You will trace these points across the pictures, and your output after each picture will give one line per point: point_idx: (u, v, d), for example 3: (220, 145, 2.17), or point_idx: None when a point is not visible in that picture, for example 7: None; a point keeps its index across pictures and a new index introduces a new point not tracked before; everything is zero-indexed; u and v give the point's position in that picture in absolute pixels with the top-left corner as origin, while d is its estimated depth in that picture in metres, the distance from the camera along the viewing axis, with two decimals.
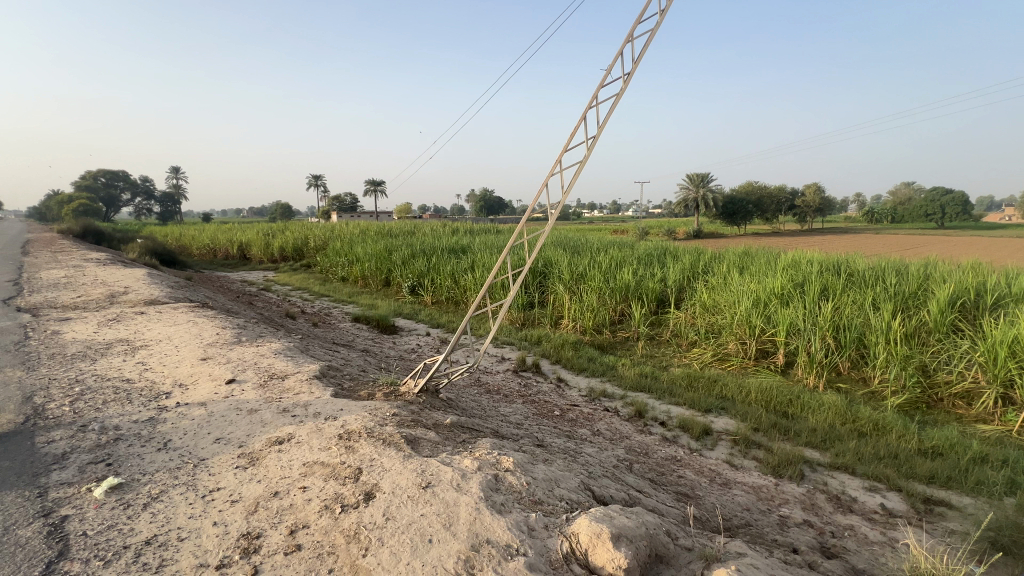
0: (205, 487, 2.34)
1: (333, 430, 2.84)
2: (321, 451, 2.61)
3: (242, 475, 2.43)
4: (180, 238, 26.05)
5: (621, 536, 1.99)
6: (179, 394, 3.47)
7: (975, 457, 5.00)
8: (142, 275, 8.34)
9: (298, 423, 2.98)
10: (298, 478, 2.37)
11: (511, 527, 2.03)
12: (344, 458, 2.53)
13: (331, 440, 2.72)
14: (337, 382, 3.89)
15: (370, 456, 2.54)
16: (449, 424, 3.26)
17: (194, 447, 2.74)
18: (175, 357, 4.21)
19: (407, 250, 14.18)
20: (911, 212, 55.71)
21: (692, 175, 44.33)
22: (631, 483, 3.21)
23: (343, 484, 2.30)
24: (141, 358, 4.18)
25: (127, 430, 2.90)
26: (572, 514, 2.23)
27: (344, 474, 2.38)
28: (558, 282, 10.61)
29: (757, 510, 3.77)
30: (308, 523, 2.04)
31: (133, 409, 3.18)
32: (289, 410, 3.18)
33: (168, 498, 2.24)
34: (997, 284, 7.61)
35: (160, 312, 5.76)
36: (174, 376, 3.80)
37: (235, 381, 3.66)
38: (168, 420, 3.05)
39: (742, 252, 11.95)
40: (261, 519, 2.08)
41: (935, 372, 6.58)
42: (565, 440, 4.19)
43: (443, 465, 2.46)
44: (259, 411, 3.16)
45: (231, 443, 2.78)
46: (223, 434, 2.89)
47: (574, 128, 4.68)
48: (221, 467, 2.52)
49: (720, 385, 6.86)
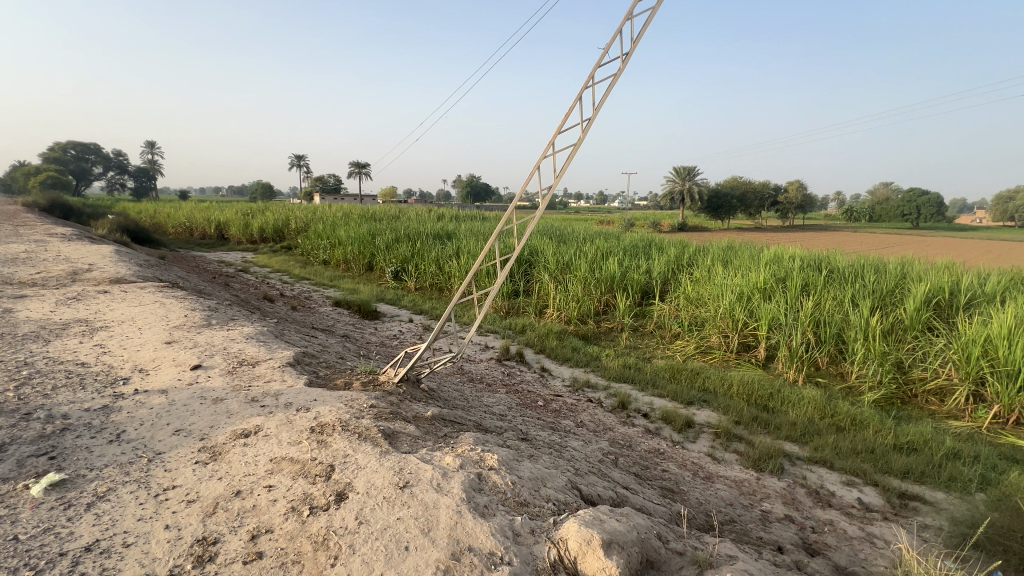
0: (160, 484, 2.17)
1: (305, 423, 2.69)
2: (291, 446, 2.46)
3: (201, 472, 2.27)
4: (154, 215, 25.11)
5: (612, 543, 1.90)
6: (139, 381, 3.25)
7: (949, 452, 5.10)
8: (110, 252, 7.94)
9: (267, 414, 2.81)
10: (263, 476, 2.22)
11: (495, 532, 1.92)
12: (316, 453, 2.39)
13: (302, 434, 2.56)
14: (312, 369, 3.72)
15: (344, 452, 2.39)
16: (430, 417, 3.13)
17: (150, 439, 2.55)
18: (138, 339, 3.96)
19: (391, 234, 13.88)
20: (888, 212, 57.07)
21: (678, 168, 44.50)
22: (617, 479, 3.13)
23: (312, 483, 2.16)
24: (100, 340, 3.92)
25: (77, 419, 2.69)
26: (560, 517, 2.12)
27: (315, 471, 2.24)
28: (544, 271, 10.50)
29: (740, 504, 3.76)
30: (271, 527, 1.90)
31: (85, 397, 2.96)
32: (257, 400, 3.00)
33: (116, 497, 2.07)
34: (972, 284, 7.75)
35: (125, 291, 5.45)
36: (134, 360, 3.57)
37: (201, 367, 3.46)
38: (124, 409, 2.85)
39: (727, 246, 12.00)
40: (219, 523, 1.92)
41: (911, 368, 6.70)
42: (549, 432, 4.11)
43: (423, 463, 2.33)
44: (224, 401, 2.98)
45: (192, 435, 2.60)
46: (184, 425, 2.70)
47: (568, 110, 4.45)
48: (179, 462, 2.35)
49: (702, 377, 6.87)
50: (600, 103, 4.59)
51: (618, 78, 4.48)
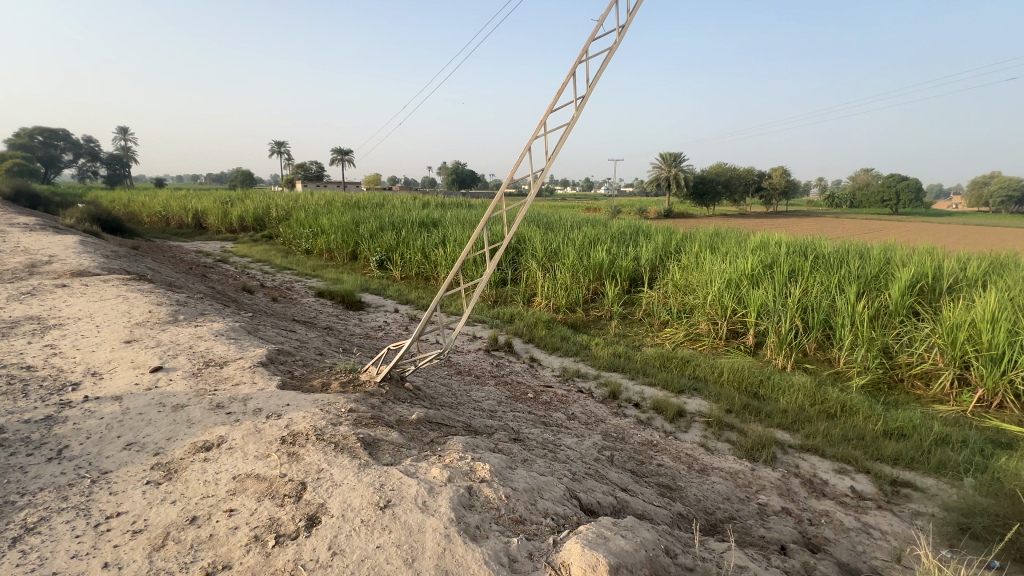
0: (102, 511, 1.95)
1: (275, 433, 2.48)
2: (258, 460, 2.26)
3: (153, 495, 2.05)
4: (128, 203, 24.17)
5: (619, 567, 1.75)
6: (90, 386, 3.00)
7: (937, 438, 5.09)
8: (73, 243, 7.51)
9: (232, 423, 2.59)
10: (223, 498, 2.02)
11: (489, 559, 1.74)
12: (285, 469, 2.19)
13: (271, 446, 2.36)
14: (286, 368, 3.49)
15: (318, 466, 2.20)
16: (414, 420, 2.94)
17: (96, 456, 2.32)
18: (94, 339, 3.68)
19: (375, 222, 13.51)
20: (868, 197, 57.98)
21: (665, 154, 44.48)
22: (615, 481, 2.99)
23: (280, 505, 1.96)
24: (51, 341, 3.63)
25: (14, 433, 2.44)
26: (560, 536, 1.96)
27: (284, 491, 2.04)
28: (531, 259, 10.30)
29: (737, 498, 3.66)
30: (229, 561, 1.70)
31: (27, 406, 2.70)
32: (222, 406, 2.78)
33: (48, 529, 1.84)
34: (954, 269, 7.78)
35: (86, 285, 5.11)
36: (88, 363, 3.30)
37: (162, 370, 3.21)
38: (70, 420, 2.60)
39: (713, 232, 11.94)
40: (168, 559, 1.71)
41: (897, 353, 6.70)
42: (540, 429, 3.96)
43: (406, 478, 2.15)
44: (185, 409, 2.74)
45: (146, 450, 2.38)
46: (138, 437, 2.48)
47: (561, 85, 4.22)
48: (128, 484, 2.13)
49: (692, 365, 6.79)
50: (593, 81, 4.36)
51: (613, 53, 4.26)
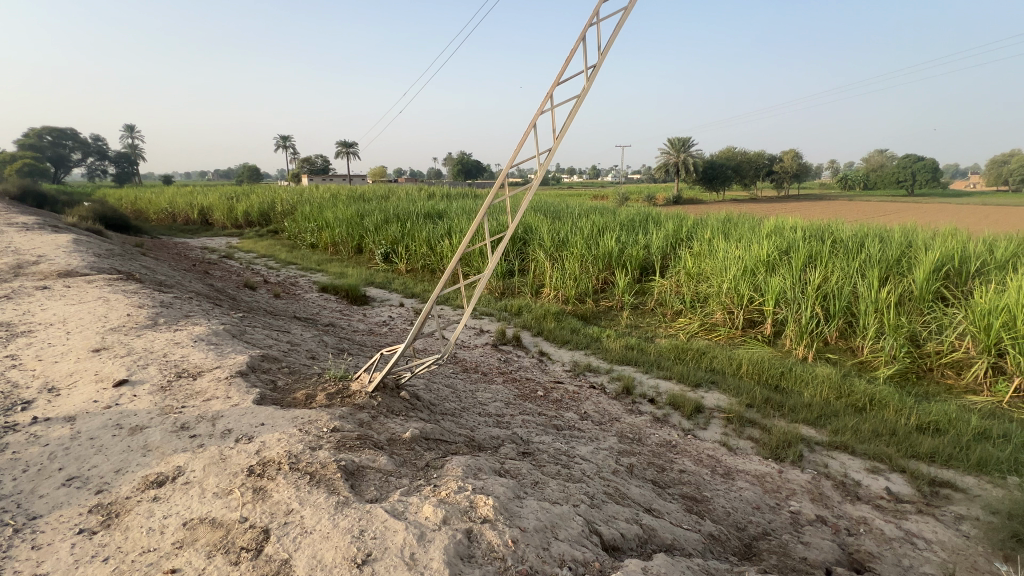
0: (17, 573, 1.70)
1: (241, 463, 2.24)
2: (216, 500, 2.01)
3: (86, 548, 1.81)
4: (135, 201, 24.13)
5: None
6: (44, 404, 2.77)
7: (976, 433, 4.71)
8: (67, 242, 7.31)
9: (195, 450, 2.35)
10: (167, 553, 1.77)
11: None
12: (249, 511, 1.95)
13: (235, 481, 2.12)
14: (269, 379, 3.23)
15: (287, 507, 1.96)
16: (408, 438, 2.66)
17: (28, 496, 2.08)
18: (61, 348, 3.45)
19: (379, 214, 13.24)
20: (883, 178, 56.51)
21: (673, 139, 43.60)
22: (637, 500, 2.71)
23: (234, 562, 1.71)
24: (14, 351, 3.40)
25: None
26: None
27: (242, 542, 1.80)
28: (539, 249, 9.97)
29: (767, 507, 3.38)
30: None
31: None
32: (187, 429, 2.53)
33: None
34: (982, 251, 7.32)
35: (69, 286, 4.90)
36: (46, 377, 3.06)
37: (126, 384, 2.97)
38: (11, 448, 2.37)
39: (725, 218, 11.53)
40: None
41: (925, 341, 6.30)
42: (551, 436, 3.68)
43: (392, 521, 1.89)
44: (144, 432, 2.50)
45: (88, 487, 2.14)
46: (82, 470, 2.24)
47: (569, 53, 3.75)
48: (59, 533, 1.88)
49: (708, 357, 6.45)
50: (604, 50, 3.91)
51: (628, 14, 3.82)
